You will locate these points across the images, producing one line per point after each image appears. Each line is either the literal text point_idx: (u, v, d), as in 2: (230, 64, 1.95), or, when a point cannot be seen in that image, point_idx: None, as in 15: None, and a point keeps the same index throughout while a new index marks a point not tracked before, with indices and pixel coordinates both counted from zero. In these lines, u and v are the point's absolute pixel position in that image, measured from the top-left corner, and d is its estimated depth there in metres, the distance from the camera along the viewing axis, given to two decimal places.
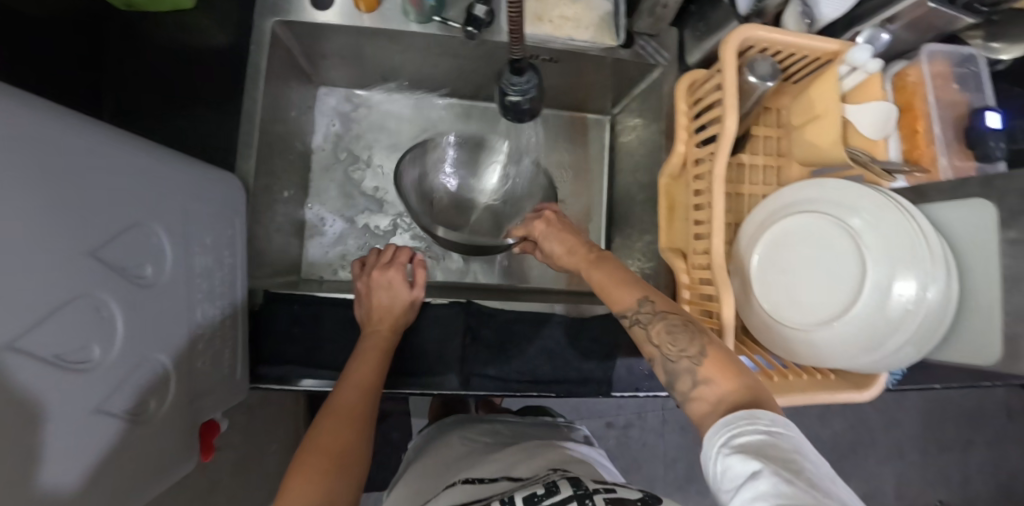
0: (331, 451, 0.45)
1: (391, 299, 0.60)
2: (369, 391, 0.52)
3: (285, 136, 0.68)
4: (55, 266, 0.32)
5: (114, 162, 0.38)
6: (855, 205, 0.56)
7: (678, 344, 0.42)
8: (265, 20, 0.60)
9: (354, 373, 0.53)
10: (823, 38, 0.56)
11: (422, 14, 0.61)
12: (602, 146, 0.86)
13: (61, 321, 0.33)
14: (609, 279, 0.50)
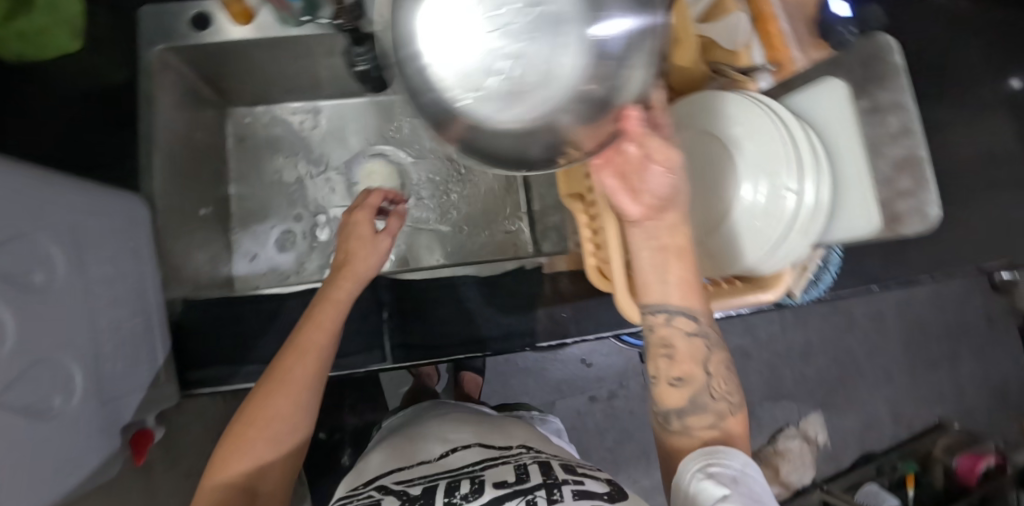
0: (264, 425, 0.47)
1: (365, 247, 0.58)
2: (319, 355, 0.51)
3: (195, 156, 0.72)
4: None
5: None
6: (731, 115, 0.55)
7: (724, 387, 0.47)
8: (150, 49, 0.64)
9: (305, 334, 0.51)
10: None
11: (294, 17, 0.65)
12: None
13: None
14: (688, 276, 0.46)
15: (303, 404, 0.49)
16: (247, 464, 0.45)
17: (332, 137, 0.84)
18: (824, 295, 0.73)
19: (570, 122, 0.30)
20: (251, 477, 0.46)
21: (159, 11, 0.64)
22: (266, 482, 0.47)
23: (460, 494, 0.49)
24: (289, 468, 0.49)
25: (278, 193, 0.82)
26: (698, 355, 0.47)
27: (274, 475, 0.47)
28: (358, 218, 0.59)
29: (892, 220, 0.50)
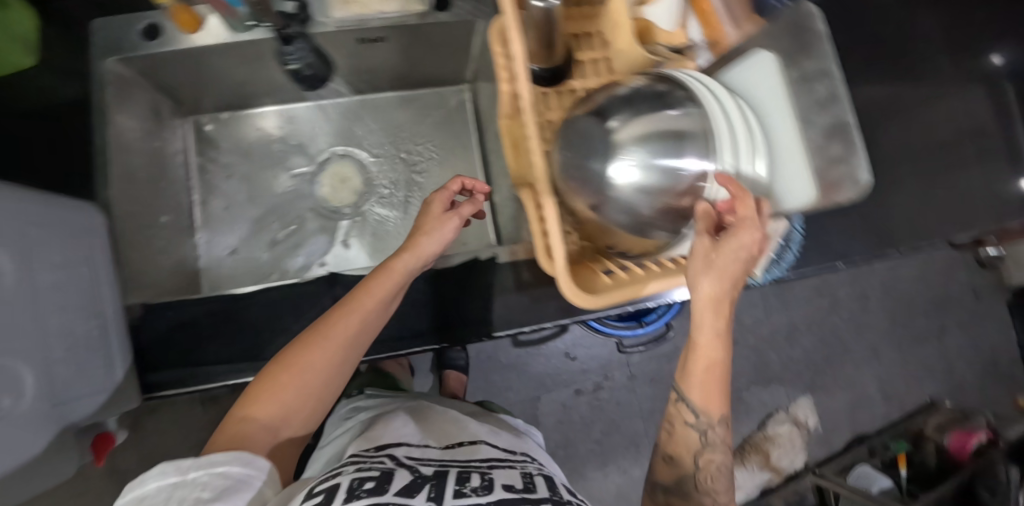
0: (299, 372, 0.50)
1: (433, 221, 0.59)
2: (367, 321, 0.53)
3: (155, 168, 0.73)
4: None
5: None
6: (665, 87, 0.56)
7: (717, 484, 0.51)
8: (101, 62, 0.65)
9: (359, 295, 0.53)
10: None
11: (240, 22, 0.66)
12: (469, 113, 0.88)
13: None
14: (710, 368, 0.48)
15: (336, 361, 0.52)
16: (277, 406, 0.49)
17: (292, 141, 0.85)
18: (787, 273, 0.73)
19: (653, 215, 0.53)
20: (277, 419, 0.49)
21: (109, 23, 0.66)
22: (289, 427, 0.50)
23: (467, 485, 0.48)
24: (311, 415, 0.52)
25: (244, 196, 0.82)
26: (693, 447, 0.51)
27: (298, 422, 0.50)
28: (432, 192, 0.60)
29: (828, 191, 0.49)
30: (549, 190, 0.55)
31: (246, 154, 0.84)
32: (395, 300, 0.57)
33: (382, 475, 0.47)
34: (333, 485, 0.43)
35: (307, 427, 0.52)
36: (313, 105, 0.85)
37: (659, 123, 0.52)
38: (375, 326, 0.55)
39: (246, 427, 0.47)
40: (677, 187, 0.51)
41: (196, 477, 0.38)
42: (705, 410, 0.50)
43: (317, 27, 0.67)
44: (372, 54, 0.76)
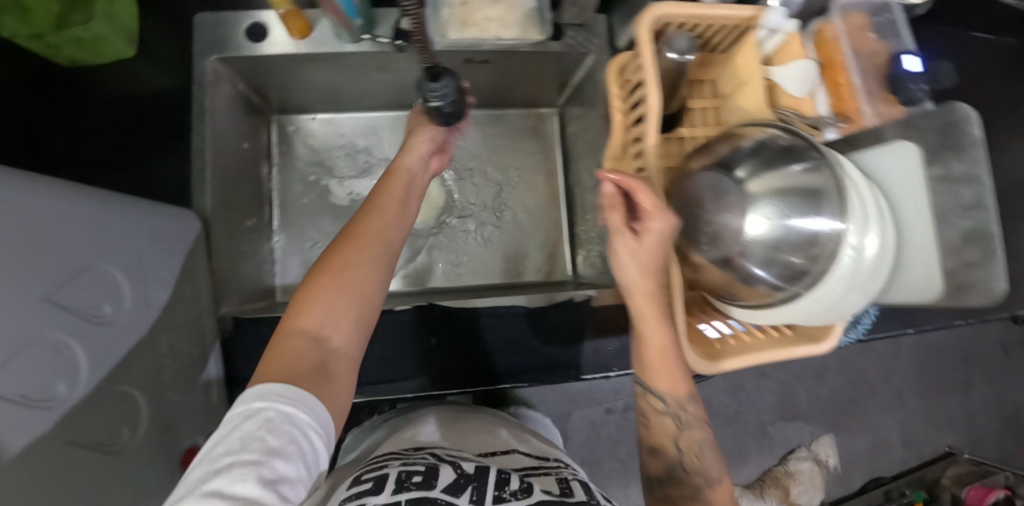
0: (343, 271, 0.42)
1: (423, 140, 0.60)
2: (389, 218, 0.49)
3: (242, 168, 0.71)
4: (18, 302, 0.35)
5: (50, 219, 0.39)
6: (791, 152, 0.55)
7: (705, 464, 0.51)
8: (204, 59, 0.62)
9: (375, 198, 0.50)
10: (736, 7, 0.58)
11: (353, 34, 0.64)
12: (555, 137, 0.88)
13: (24, 366, 0.35)
14: (659, 355, 0.53)
15: (378, 261, 0.45)
16: (324, 307, 0.40)
17: (378, 150, 0.82)
18: (865, 337, 0.74)
19: (762, 274, 0.54)
20: (326, 323, 0.39)
21: (215, 19, 0.63)
22: (339, 339, 0.40)
23: (510, 490, 0.41)
24: (365, 330, 0.42)
25: (321, 201, 0.80)
26: (671, 432, 0.54)
27: (349, 328, 0.40)
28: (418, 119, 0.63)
29: (957, 291, 0.49)
30: None
31: (326, 157, 0.81)
32: (411, 209, 0.54)
33: (424, 470, 0.42)
34: (383, 474, 0.42)
35: (359, 347, 0.41)
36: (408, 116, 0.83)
37: (790, 180, 0.53)
38: (402, 232, 0.50)
39: (292, 342, 0.37)
40: (816, 247, 0.51)
41: (265, 418, 0.31)
42: (671, 392, 0.53)
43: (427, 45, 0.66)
44: (472, 73, 0.74)
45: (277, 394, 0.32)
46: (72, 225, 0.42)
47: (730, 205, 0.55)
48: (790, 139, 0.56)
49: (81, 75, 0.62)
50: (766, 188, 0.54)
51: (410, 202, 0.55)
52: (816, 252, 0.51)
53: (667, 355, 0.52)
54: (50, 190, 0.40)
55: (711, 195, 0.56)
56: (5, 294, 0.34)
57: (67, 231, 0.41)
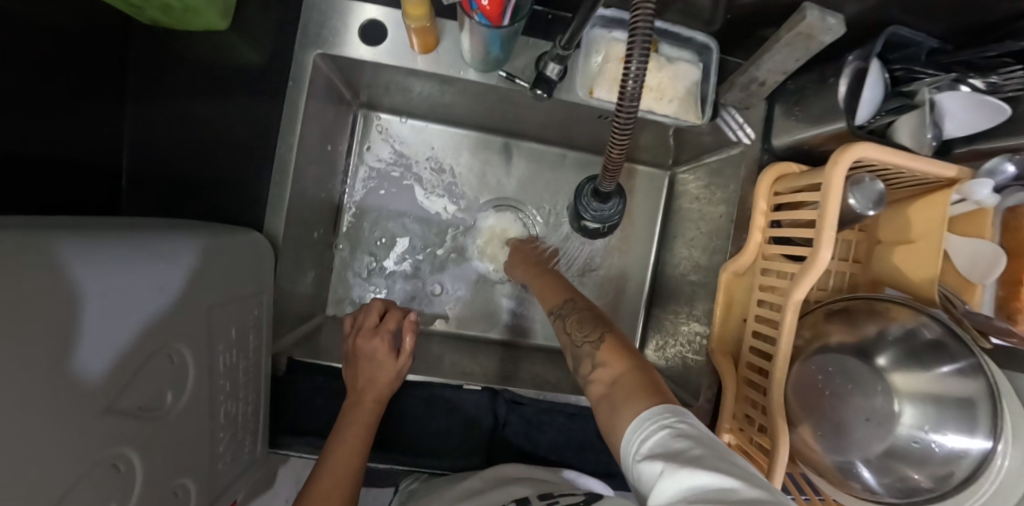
0: None
1: (367, 367, 0.52)
2: (345, 493, 0.45)
3: (321, 172, 0.63)
4: (70, 433, 0.28)
5: (125, 305, 0.31)
6: (944, 347, 0.48)
7: (583, 331, 0.50)
8: (307, 53, 0.53)
9: (329, 460, 0.46)
10: (942, 165, 0.49)
11: (485, 64, 0.54)
12: (656, 201, 0.79)
13: (75, 501, 0.29)
14: (549, 285, 0.61)
15: None
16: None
17: (466, 171, 0.73)
18: None
19: (870, 475, 0.49)
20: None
21: (329, 6, 0.53)
22: None
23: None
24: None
25: (392, 216, 0.72)
26: (561, 328, 0.53)
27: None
28: (369, 341, 0.53)
29: None
30: (781, 415, 0.51)
31: (409, 168, 0.72)
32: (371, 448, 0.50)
33: None
34: None
35: None
36: (503, 142, 0.74)
37: (934, 385, 0.47)
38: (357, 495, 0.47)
39: None
40: (953, 471, 0.46)
41: None
42: (554, 302, 0.57)
43: (569, 93, 0.56)
44: (596, 126, 0.65)
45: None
46: (144, 302, 0.33)
47: (869, 395, 0.49)
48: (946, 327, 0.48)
49: (161, 96, 0.57)
50: (911, 390, 0.48)
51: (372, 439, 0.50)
52: (938, 471, 0.46)
53: (559, 285, 0.60)
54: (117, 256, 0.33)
55: (847, 380, 0.50)
56: (54, 430, 0.27)
57: (136, 313, 0.33)
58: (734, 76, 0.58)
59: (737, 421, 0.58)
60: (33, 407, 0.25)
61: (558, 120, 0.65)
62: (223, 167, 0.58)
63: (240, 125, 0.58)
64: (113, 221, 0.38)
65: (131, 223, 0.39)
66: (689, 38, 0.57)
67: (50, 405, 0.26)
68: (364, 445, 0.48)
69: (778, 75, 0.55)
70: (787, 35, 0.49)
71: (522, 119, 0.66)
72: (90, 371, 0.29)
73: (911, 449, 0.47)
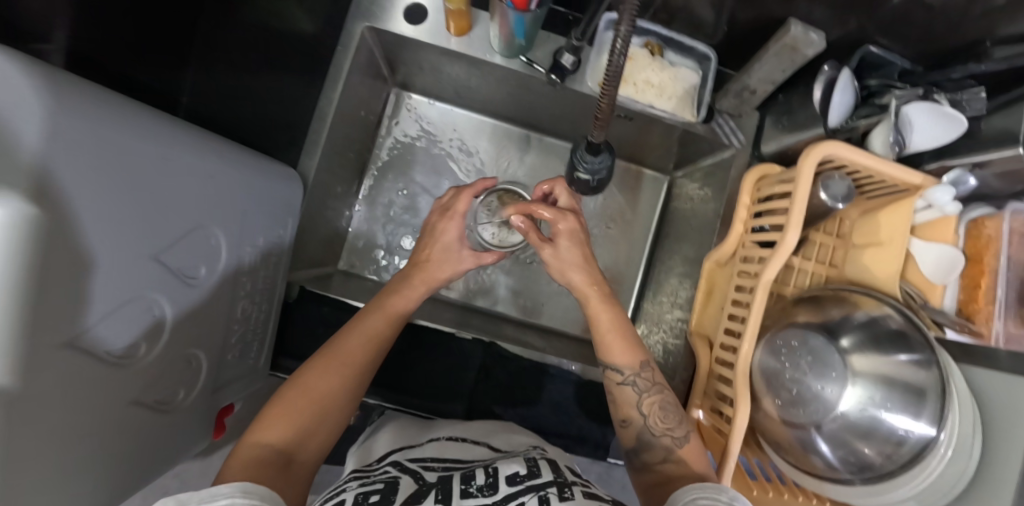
0: (311, 395, 0.46)
1: (439, 250, 0.58)
2: (371, 349, 0.51)
3: (353, 134, 0.70)
4: (116, 267, 0.35)
5: (179, 174, 0.40)
6: (905, 338, 0.51)
7: (665, 422, 0.53)
8: (357, 25, 0.62)
9: (362, 323, 0.52)
10: (906, 170, 0.55)
11: (509, 50, 0.61)
12: (654, 203, 0.82)
13: (117, 324, 0.36)
14: (613, 330, 0.56)
15: (345, 397, 0.48)
16: (286, 431, 0.44)
17: (483, 153, 0.80)
18: None
19: (825, 452, 0.52)
20: (297, 439, 0.44)
21: None
22: (301, 452, 0.44)
23: (478, 485, 0.39)
24: (329, 438, 0.47)
25: (410, 186, 0.78)
26: (633, 401, 0.55)
27: (314, 449, 0.45)
28: (447, 226, 0.59)
29: None
30: (744, 386, 0.54)
31: (429, 145, 0.79)
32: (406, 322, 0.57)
33: (386, 489, 0.39)
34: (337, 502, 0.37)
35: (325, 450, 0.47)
36: (522, 132, 0.80)
37: (889, 369, 0.51)
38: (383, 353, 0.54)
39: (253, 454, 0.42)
40: (898, 448, 0.49)
41: None
42: (630, 364, 0.55)
43: (579, 84, 0.63)
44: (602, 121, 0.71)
45: (242, 492, 0.34)
46: (188, 178, 0.42)
47: (827, 373, 0.52)
48: (906, 322, 0.52)
49: (223, 50, 0.67)
50: (865, 369, 0.51)
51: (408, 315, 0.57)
52: (888, 449, 0.50)
53: (628, 335, 0.56)
54: (169, 137, 0.40)
55: (808, 355, 0.53)
56: (107, 252, 0.34)
57: (187, 187, 0.41)
58: (728, 84, 0.64)
59: (706, 399, 0.61)
60: (98, 221, 0.33)
61: (568, 116, 0.72)
62: (264, 116, 0.67)
63: (285, 81, 0.68)
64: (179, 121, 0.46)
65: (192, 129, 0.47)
66: (692, 47, 0.63)
67: (76, 240, 0.31)
68: (400, 313, 0.55)
69: (768, 84, 0.61)
70: (774, 46, 0.55)
71: (537, 109, 0.73)
72: (152, 210, 0.38)
73: (863, 425, 0.50)
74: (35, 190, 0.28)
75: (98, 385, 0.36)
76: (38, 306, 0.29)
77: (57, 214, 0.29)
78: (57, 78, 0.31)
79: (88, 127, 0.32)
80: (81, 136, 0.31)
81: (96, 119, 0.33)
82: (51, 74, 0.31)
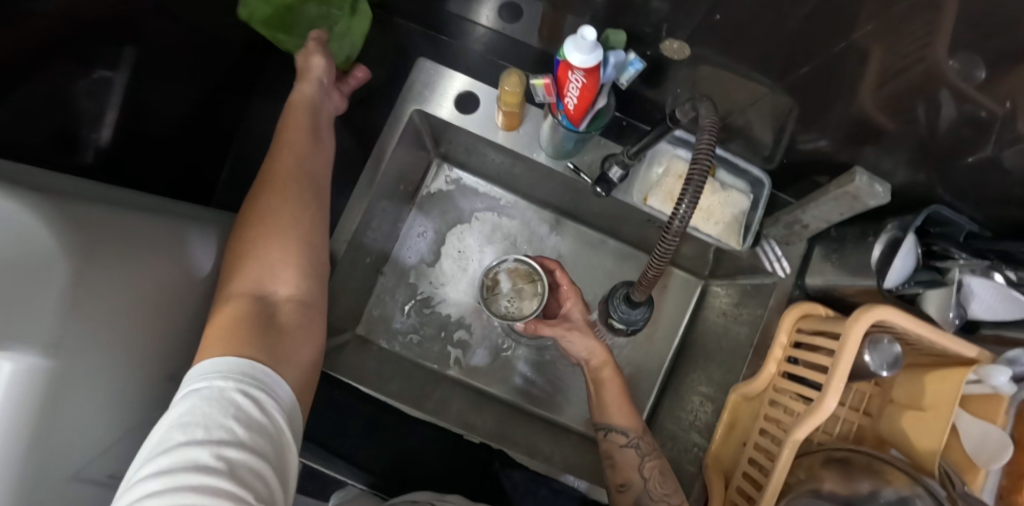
0: (263, 231, 0.44)
1: (310, 103, 0.55)
2: (303, 150, 0.51)
3: (390, 205, 0.70)
4: (133, 392, 0.36)
5: (205, 293, 0.44)
6: None
7: (664, 486, 0.54)
8: (407, 107, 0.62)
9: (286, 137, 0.51)
10: (960, 343, 0.51)
11: (558, 152, 0.60)
12: (684, 305, 0.80)
13: (125, 448, 0.37)
14: (617, 397, 0.60)
15: (303, 202, 0.47)
16: (257, 270, 0.43)
17: (518, 232, 0.78)
18: None
19: None
20: (263, 279, 0.43)
21: (433, 70, 0.62)
22: (279, 275, 0.44)
23: None
24: (309, 270, 0.45)
25: (438, 256, 0.77)
26: (634, 464, 0.56)
27: (290, 272, 0.44)
28: (299, 87, 0.56)
29: None
30: None
31: (463, 215, 0.78)
32: (323, 145, 0.54)
33: None
34: None
35: (310, 281, 0.45)
36: (556, 215, 0.79)
37: None
38: (322, 169, 0.52)
39: (235, 303, 0.41)
40: None
41: None
42: (632, 425, 0.58)
43: (625, 195, 0.61)
44: (642, 226, 0.70)
45: (238, 373, 0.34)
46: (212, 294, 0.46)
47: None
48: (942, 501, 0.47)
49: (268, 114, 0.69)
50: None
51: (322, 134, 0.55)
52: None
53: (628, 405, 0.59)
54: (198, 258, 0.44)
55: None
56: (128, 381, 0.36)
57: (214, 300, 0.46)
58: (778, 213, 0.62)
59: None
60: (118, 354, 0.34)
61: (607, 212, 0.71)
62: None
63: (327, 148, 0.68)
64: (206, 221, 0.49)
65: (215, 230, 0.49)
66: (745, 169, 0.61)
67: (94, 377, 0.32)
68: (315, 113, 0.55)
69: (821, 222, 0.58)
70: (835, 190, 0.52)
71: (579, 203, 0.71)
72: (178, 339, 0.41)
73: None
74: (53, 345, 0.28)
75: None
76: (49, 449, 0.29)
77: (72, 356, 0.30)
78: (86, 216, 0.33)
79: (118, 265, 0.34)
80: (110, 276, 0.33)
81: (130, 256, 0.36)
82: (82, 212, 0.33)
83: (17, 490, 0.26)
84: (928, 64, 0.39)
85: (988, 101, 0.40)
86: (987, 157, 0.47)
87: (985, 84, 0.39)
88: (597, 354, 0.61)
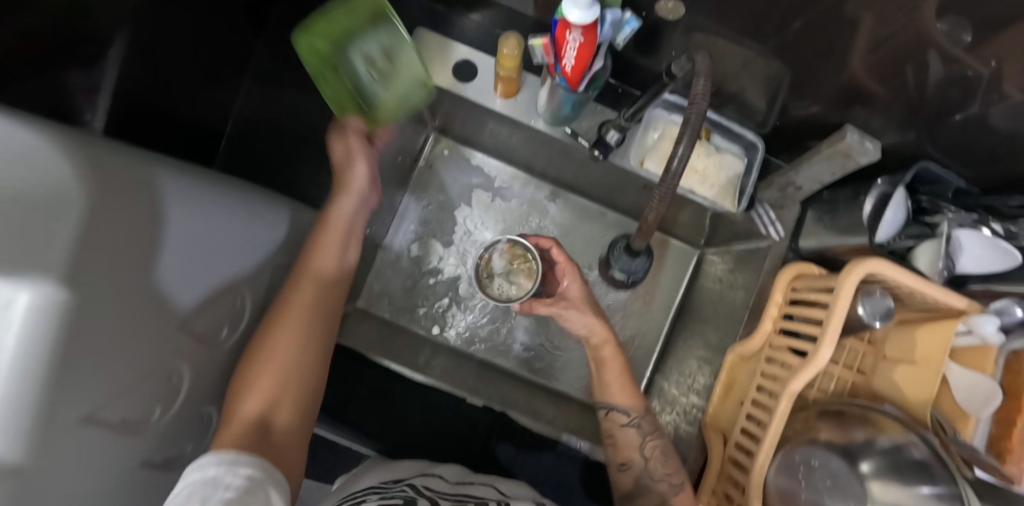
0: (274, 370, 0.45)
1: (347, 220, 0.56)
2: (328, 281, 0.52)
3: (389, 177, 0.70)
4: (142, 335, 0.36)
5: (215, 238, 0.43)
6: (927, 466, 0.48)
7: (665, 467, 0.55)
8: None
9: (315, 252, 0.53)
10: (948, 294, 0.53)
11: (556, 118, 0.61)
12: (681, 274, 0.81)
13: (134, 395, 0.37)
14: (614, 364, 0.61)
15: (309, 361, 0.48)
16: (261, 402, 0.43)
17: (516, 206, 0.79)
18: None
19: None
20: (269, 408, 0.44)
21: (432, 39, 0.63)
22: (278, 408, 0.44)
23: None
24: (307, 404, 0.47)
25: (437, 229, 0.77)
26: (635, 443, 0.57)
27: (291, 403, 0.45)
28: (338, 200, 0.56)
29: None
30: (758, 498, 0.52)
31: (461, 189, 0.79)
32: (347, 258, 0.56)
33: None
34: None
35: (301, 419, 0.46)
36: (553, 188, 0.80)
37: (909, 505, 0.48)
38: (337, 303, 0.54)
39: (237, 425, 0.41)
40: None
41: None
42: (634, 405, 0.59)
43: (622, 159, 0.62)
44: (639, 194, 0.71)
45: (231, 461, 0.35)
46: (223, 242, 0.44)
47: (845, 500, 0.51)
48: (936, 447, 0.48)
49: None
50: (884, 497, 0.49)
51: (350, 245, 0.56)
52: None
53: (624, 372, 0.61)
54: (208, 200, 0.43)
55: (826, 477, 0.52)
56: (136, 326, 0.35)
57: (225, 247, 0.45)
58: (773, 176, 0.63)
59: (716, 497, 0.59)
60: (126, 295, 0.34)
61: (604, 182, 0.72)
62: None
63: None
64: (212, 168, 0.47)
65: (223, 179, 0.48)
66: (740, 134, 0.62)
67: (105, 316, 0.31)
68: (347, 223, 0.56)
69: (814, 184, 0.59)
70: (826, 149, 0.53)
71: (578, 173, 0.72)
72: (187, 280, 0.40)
73: None
74: (68, 276, 0.28)
75: (114, 455, 0.35)
76: (64, 385, 0.29)
77: (87, 292, 0.29)
78: (95, 155, 0.32)
79: (127, 208, 0.34)
80: (121, 216, 0.33)
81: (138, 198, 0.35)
82: (87, 152, 0.32)
83: (33, 420, 0.26)
84: (916, 22, 0.41)
85: (974, 60, 0.42)
86: (976, 114, 0.48)
87: (971, 41, 0.40)
88: (597, 330, 0.63)
